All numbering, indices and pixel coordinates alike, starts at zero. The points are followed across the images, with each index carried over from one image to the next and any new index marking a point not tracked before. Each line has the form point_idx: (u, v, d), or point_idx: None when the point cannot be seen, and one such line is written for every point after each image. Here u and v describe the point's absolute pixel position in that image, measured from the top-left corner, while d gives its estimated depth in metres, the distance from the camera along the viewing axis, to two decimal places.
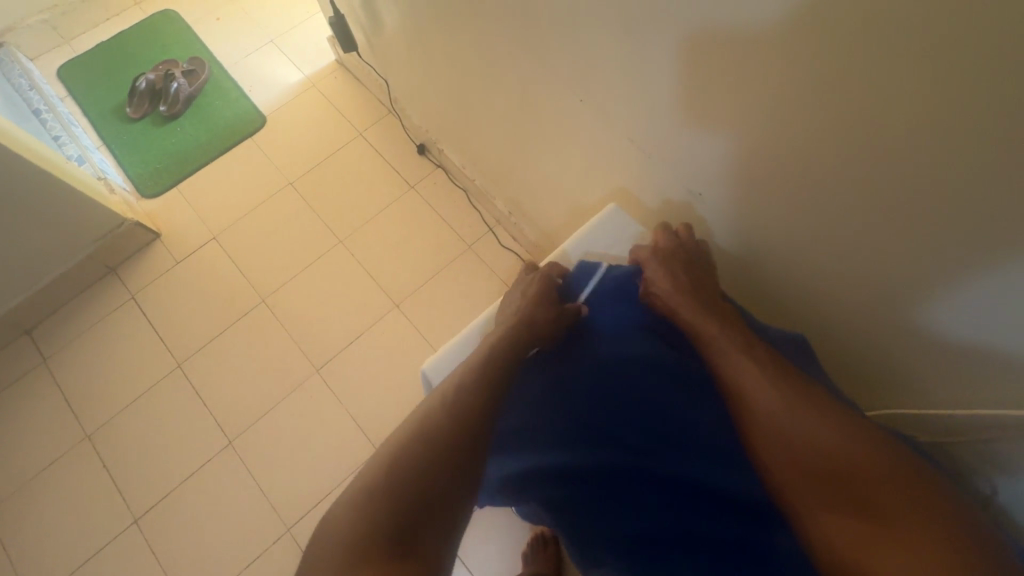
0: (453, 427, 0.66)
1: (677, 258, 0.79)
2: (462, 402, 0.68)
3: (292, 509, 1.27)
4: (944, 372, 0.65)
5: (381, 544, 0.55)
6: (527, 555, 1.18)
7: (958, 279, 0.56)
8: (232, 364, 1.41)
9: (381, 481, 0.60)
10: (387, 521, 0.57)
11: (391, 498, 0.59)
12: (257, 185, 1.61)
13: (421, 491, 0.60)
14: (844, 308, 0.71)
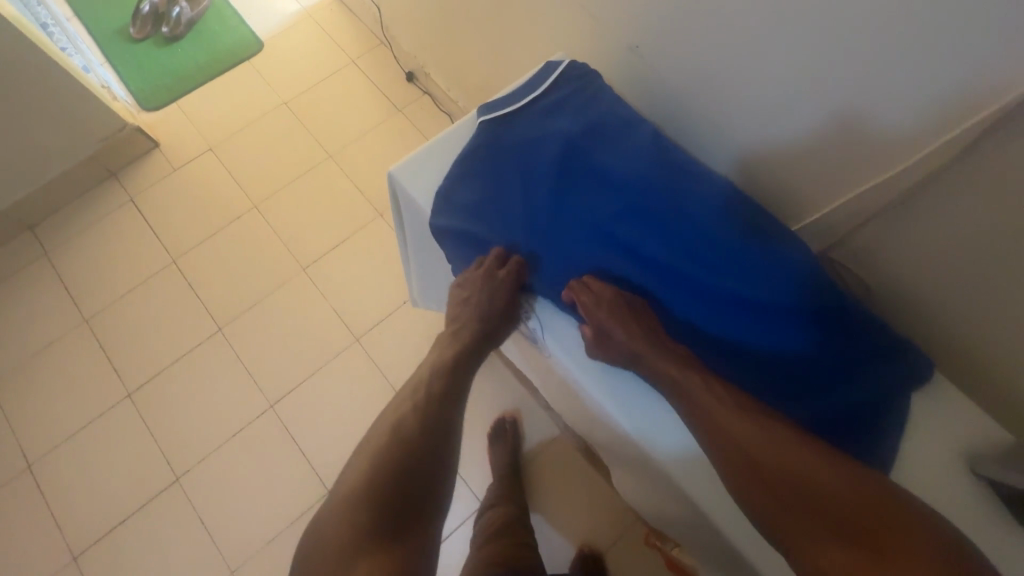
0: (424, 439, 0.71)
1: (628, 309, 0.65)
2: (426, 410, 0.74)
3: (275, 388, 1.38)
4: (834, 184, 0.70)
5: (371, 540, 0.62)
6: (491, 439, 1.30)
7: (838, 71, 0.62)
8: (223, 262, 1.51)
9: (365, 495, 0.66)
10: (376, 494, 0.65)
11: (371, 495, 0.65)
12: (252, 103, 1.71)
13: (397, 484, 0.67)
14: (756, 134, 0.75)
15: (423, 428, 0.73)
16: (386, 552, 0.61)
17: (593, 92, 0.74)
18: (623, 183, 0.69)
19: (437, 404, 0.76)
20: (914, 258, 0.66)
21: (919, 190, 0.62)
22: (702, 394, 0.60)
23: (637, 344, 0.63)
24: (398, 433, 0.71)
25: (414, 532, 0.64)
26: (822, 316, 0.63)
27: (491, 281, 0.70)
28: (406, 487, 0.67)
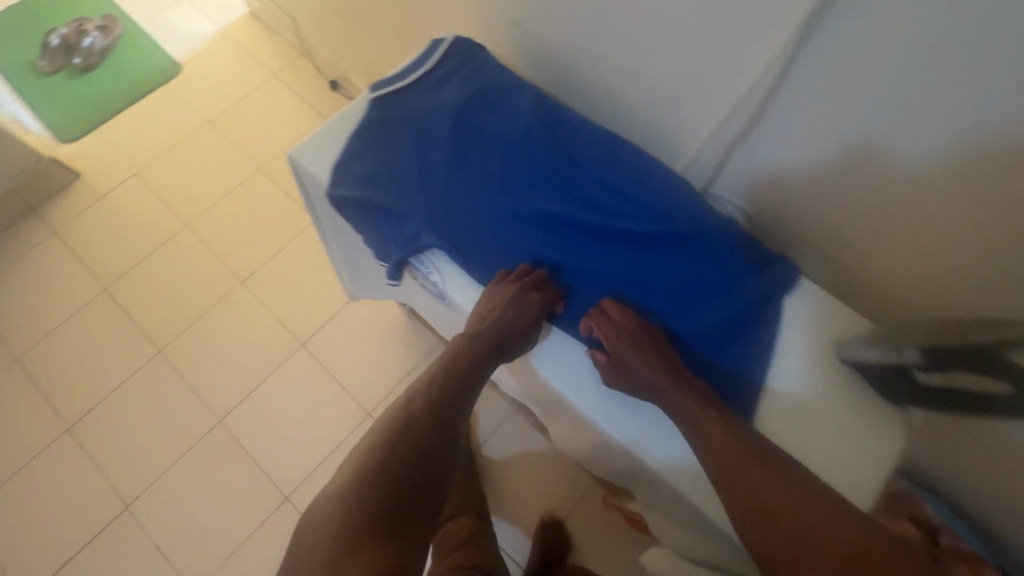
0: (416, 441, 0.69)
1: (649, 344, 0.64)
2: (432, 407, 0.72)
3: (223, 403, 1.36)
4: (706, 120, 0.76)
5: (376, 526, 0.60)
6: None
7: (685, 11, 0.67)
8: (157, 284, 1.49)
9: (361, 487, 0.63)
10: (381, 488, 0.63)
11: (379, 489, 0.63)
12: (175, 125, 1.70)
13: (405, 482, 0.64)
14: (632, 86, 0.81)
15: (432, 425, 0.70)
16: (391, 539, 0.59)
17: (471, 61, 0.79)
18: (512, 141, 0.74)
19: (446, 408, 0.73)
20: (784, 171, 0.74)
21: (765, 108, 0.69)
22: (711, 430, 0.59)
23: (654, 376, 0.62)
24: (404, 423, 0.69)
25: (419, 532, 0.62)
26: (693, 238, 0.68)
27: (519, 294, 0.66)
28: (413, 487, 0.64)
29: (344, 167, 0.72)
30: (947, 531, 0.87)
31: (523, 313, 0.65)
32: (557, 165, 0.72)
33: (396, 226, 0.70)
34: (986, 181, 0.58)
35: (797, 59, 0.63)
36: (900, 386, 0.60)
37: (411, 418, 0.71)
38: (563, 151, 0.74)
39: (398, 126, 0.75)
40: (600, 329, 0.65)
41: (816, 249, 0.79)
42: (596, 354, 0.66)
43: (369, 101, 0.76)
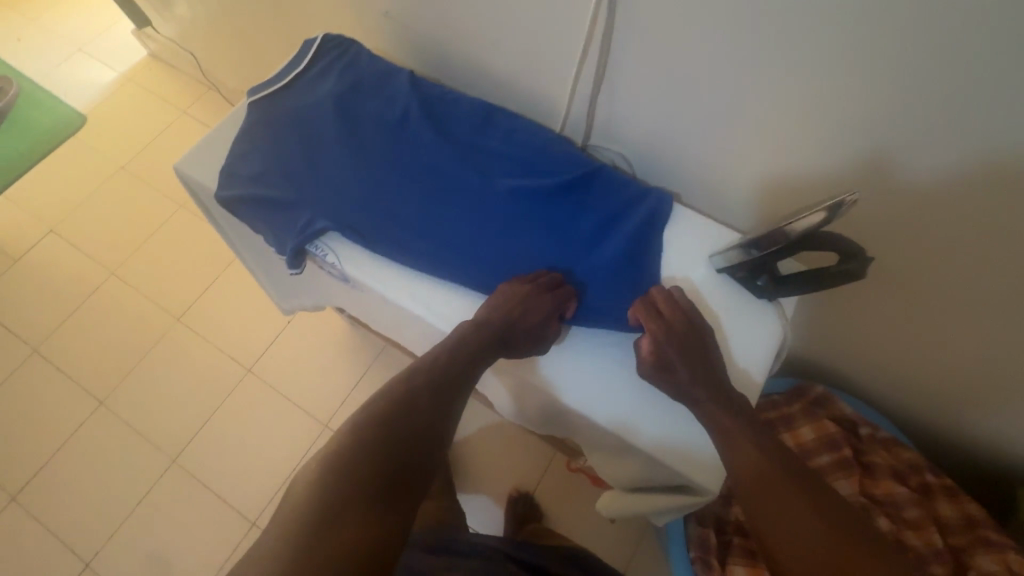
0: (412, 407, 0.57)
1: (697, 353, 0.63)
2: (435, 381, 0.61)
3: (175, 442, 1.34)
4: (570, 80, 0.81)
5: (361, 492, 0.49)
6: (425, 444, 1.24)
7: None
8: (90, 336, 1.45)
9: (347, 450, 0.52)
10: (371, 456, 0.52)
11: (368, 457, 0.52)
12: (87, 175, 1.67)
13: (399, 453, 0.53)
14: (502, 60, 0.86)
15: (432, 399, 0.59)
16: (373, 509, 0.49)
17: (345, 58, 0.83)
18: (395, 122, 0.77)
19: (451, 379, 0.61)
20: (649, 116, 0.79)
21: (606, 55, 0.74)
22: (745, 444, 0.58)
23: (704, 385, 0.61)
24: (404, 391, 0.58)
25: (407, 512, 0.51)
26: (572, 186, 0.73)
27: (533, 294, 0.66)
28: (406, 460, 0.54)
29: (231, 169, 0.74)
30: (865, 422, 0.93)
31: (537, 310, 0.65)
32: (438, 139, 0.76)
33: (289, 216, 0.72)
34: (794, 86, 0.64)
35: (617, 4, 0.68)
36: (763, 277, 0.65)
37: (407, 394, 0.58)
38: (444, 127, 0.77)
39: (282, 123, 0.77)
40: (651, 326, 0.65)
41: (694, 184, 0.85)
42: (642, 346, 0.65)
43: (251, 106, 0.79)
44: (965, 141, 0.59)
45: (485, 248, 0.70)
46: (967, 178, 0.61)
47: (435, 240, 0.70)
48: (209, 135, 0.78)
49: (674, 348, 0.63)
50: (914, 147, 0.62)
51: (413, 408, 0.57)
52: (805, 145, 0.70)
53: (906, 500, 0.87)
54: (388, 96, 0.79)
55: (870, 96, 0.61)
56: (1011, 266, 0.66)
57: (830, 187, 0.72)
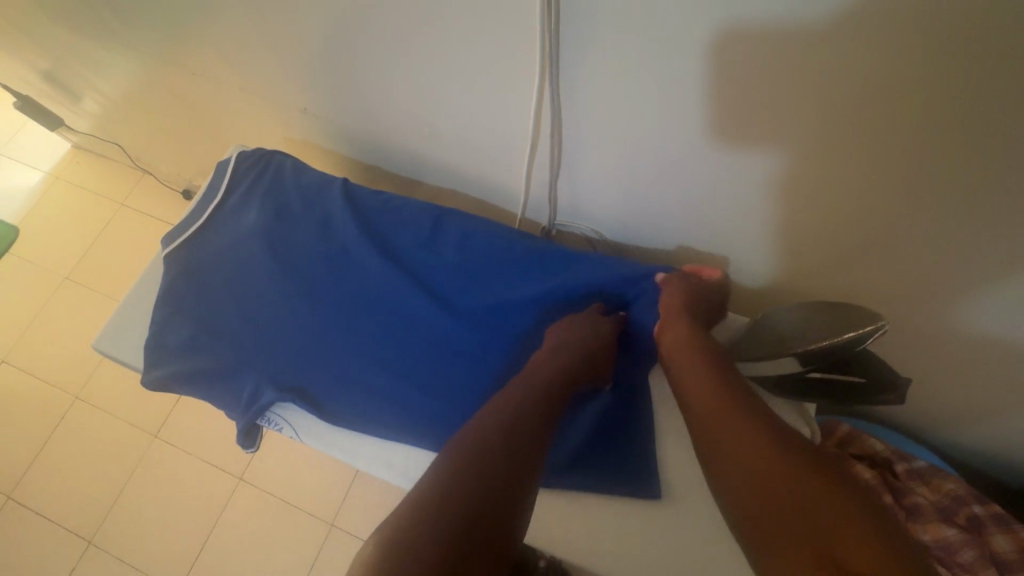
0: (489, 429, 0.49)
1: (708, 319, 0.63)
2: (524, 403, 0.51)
3: (176, 570, 1.26)
4: (525, 165, 0.73)
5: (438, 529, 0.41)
6: None
7: (456, 77, 0.65)
8: (64, 470, 1.36)
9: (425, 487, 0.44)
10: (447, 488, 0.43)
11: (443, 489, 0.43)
12: (32, 293, 1.55)
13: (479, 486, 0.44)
14: (449, 147, 0.79)
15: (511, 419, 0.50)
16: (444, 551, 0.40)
17: (267, 180, 0.72)
18: (336, 256, 0.68)
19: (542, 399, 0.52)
20: (618, 192, 0.72)
21: (559, 134, 0.66)
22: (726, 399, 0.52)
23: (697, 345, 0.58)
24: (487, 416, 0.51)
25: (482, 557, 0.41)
26: (548, 302, 0.64)
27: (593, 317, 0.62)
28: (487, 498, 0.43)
29: (154, 343, 0.64)
30: (900, 457, 0.87)
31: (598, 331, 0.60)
32: (386, 269, 0.66)
33: (230, 389, 0.63)
34: (776, 151, 0.56)
35: (560, 87, 0.59)
36: (776, 384, 0.58)
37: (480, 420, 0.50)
38: (392, 251, 0.68)
39: (207, 276, 0.67)
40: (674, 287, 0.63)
41: (677, 248, 0.78)
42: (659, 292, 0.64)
43: (168, 258, 0.68)
44: (987, 202, 0.50)
45: (458, 396, 0.61)
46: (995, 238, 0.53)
47: (401, 398, 0.61)
48: (127, 299, 0.68)
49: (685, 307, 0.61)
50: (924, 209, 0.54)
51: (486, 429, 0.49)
52: (797, 207, 0.62)
53: (958, 543, 0.80)
54: (323, 221, 0.69)
55: (866, 157, 0.53)
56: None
57: (830, 244, 0.65)
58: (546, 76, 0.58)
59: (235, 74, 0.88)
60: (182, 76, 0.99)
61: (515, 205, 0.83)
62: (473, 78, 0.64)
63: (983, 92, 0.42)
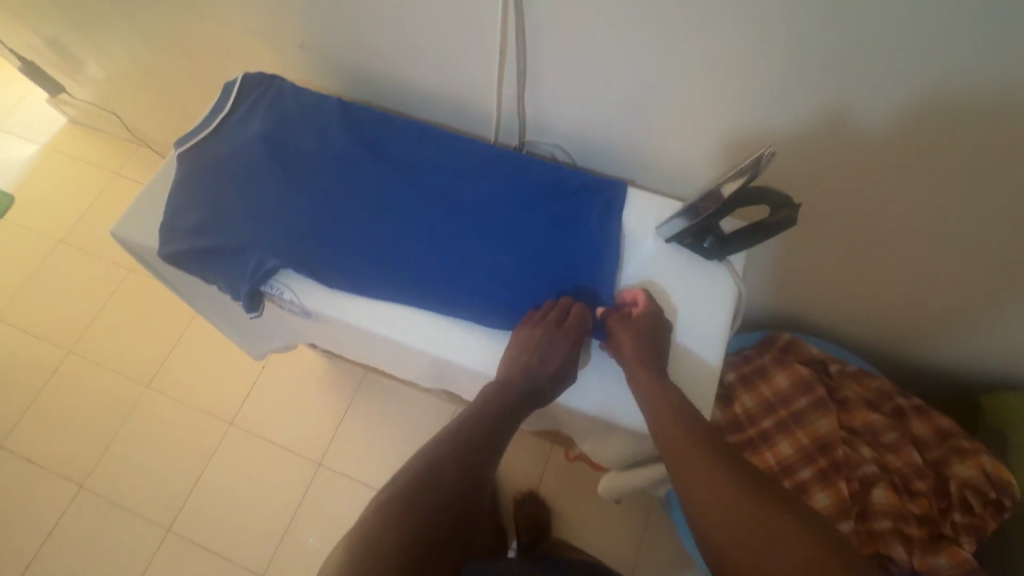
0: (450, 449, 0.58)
1: (664, 343, 0.66)
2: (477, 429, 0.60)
3: (165, 511, 1.30)
4: (496, 86, 0.82)
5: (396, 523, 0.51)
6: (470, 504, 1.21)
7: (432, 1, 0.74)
8: (56, 419, 1.39)
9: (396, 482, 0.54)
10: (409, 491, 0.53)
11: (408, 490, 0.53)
12: (26, 256, 1.60)
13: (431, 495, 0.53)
14: (427, 77, 0.88)
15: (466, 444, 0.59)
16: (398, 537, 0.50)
17: (268, 98, 0.82)
18: (330, 158, 0.77)
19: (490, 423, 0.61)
20: (579, 107, 0.81)
21: (524, 49, 0.75)
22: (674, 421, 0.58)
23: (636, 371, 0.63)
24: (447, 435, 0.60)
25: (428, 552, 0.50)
26: (516, 192, 0.75)
27: (549, 335, 0.66)
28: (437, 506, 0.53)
29: (169, 226, 0.73)
30: (833, 359, 0.98)
31: (550, 353, 0.65)
32: (377, 167, 0.77)
33: (238, 262, 0.71)
34: (708, 52, 0.66)
35: (524, 4, 0.69)
36: (715, 234, 0.68)
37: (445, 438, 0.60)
38: (382, 152, 0.78)
39: (217, 173, 0.76)
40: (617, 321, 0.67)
41: (634, 164, 0.88)
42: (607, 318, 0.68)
43: (181, 159, 0.77)
44: (880, 75, 0.62)
45: (440, 265, 0.71)
46: (896, 106, 0.65)
47: (390, 268, 0.71)
48: (142, 195, 0.76)
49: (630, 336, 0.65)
50: (835, 90, 0.65)
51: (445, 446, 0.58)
52: (732, 103, 0.72)
53: (883, 427, 0.92)
54: (320, 128, 0.79)
55: (781, 50, 0.63)
56: (945, 177, 0.70)
57: (762, 141, 0.76)
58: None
59: (232, 19, 0.97)
60: (184, 29, 1.08)
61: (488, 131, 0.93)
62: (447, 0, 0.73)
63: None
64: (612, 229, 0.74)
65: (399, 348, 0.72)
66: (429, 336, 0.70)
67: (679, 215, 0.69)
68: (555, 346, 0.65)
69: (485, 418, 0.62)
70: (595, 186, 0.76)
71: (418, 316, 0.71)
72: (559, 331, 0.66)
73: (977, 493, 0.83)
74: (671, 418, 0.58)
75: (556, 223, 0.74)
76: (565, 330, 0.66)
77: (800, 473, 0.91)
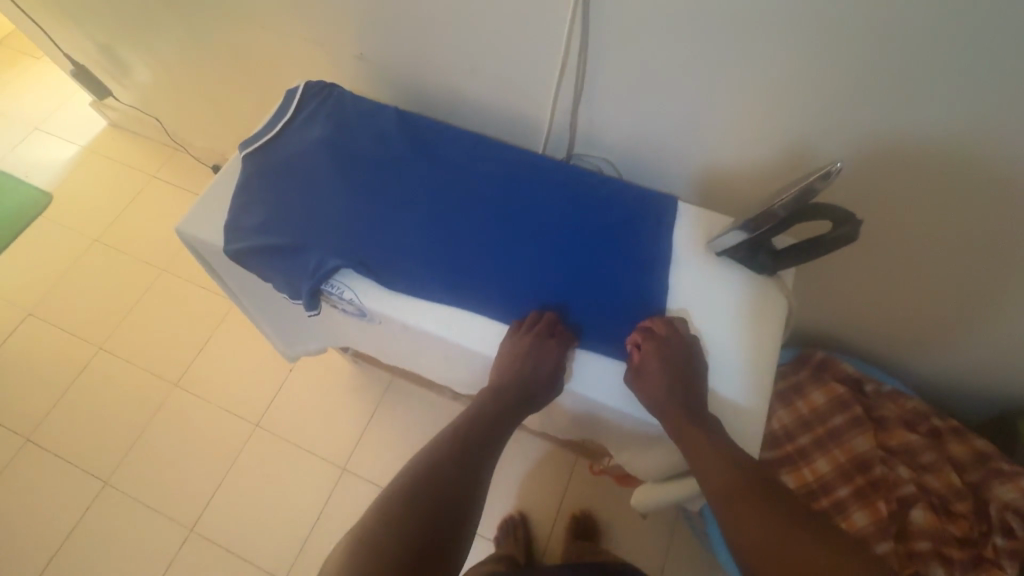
0: (448, 455, 0.63)
1: (687, 362, 0.66)
2: (469, 435, 0.65)
3: (189, 510, 1.30)
4: (549, 100, 0.85)
5: (407, 525, 0.54)
6: (499, 539, 1.19)
7: (495, 18, 0.77)
8: (84, 414, 1.41)
9: (400, 488, 0.58)
10: (415, 494, 0.57)
11: (411, 493, 0.57)
12: (61, 253, 1.64)
13: (435, 496, 0.57)
14: (479, 90, 0.91)
15: (461, 450, 0.64)
16: (409, 534, 0.54)
17: (329, 105, 0.85)
18: (390, 164, 0.80)
19: (479, 429, 0.66)
20: (630, 123, 0.84)
21: (582, 65, 0.77)
22: (715, 462, 0.59)
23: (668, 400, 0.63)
24: (443, 441, 0.65)
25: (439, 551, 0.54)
26: (568, 203, 0.78)
27: (537, 343, 0.67)
28: (441, 506, 0.57)
29: (233, 224, 0.75)
30: (869, 378, 0.98)
31: (540, 360, 0.66)
32: (434, 174, 0.79)
33: (300, 261, 0.73)
34: (765, 75, 0.69)
35: (586, 22, 0.71)
36: (770, 250, 0.69)
37: (449, 445, 0.64)
38: (439, 159, 0.81)
39: (281, 175, 0.79)
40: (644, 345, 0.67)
41: (677, 180, 0.91)
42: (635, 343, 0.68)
43: (244, 161, 0.80)
44: (935, 99, 0.63)
45: (496, 270, 0.73)
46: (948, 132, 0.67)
47: (448, 271, 0.73)
48: (207, 194, 0.78)
49: (657, 362, 0.65)
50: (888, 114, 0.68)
51: (448, 454, 0.63)
52: (784, 123, 0.74)
53: (920, 447, 0.92)
54: (379, 135, 0.82)
55: (838, 72, 0.65)
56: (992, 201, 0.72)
57: (809, 161, 0.78)
58: (575, 10, 0.70)
59: (290, 29, 1.00)
60: (240, 38, 1.12)
61: (535, 143, 0.95)
62: (510, 17, 0.76)
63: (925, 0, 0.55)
64: (662, 239, 0.76)
65: (453, 350, 0.74)
66: (484, 338, 0.71)
67: (736, 228, 0.70)
68: (544, 352, 0.67)
69: (479, 426, 0.66)
70: (645, 199, 0.78)
71: (473, 319, 0.72)
72: (542, 339, 0.68)
73: (1019, 516, 0.82)
74: (713, 454, 0.60)
75: (608, 232, 0.76)
76: (549, 337, 0.68)
77: (838, 490, 0.92)
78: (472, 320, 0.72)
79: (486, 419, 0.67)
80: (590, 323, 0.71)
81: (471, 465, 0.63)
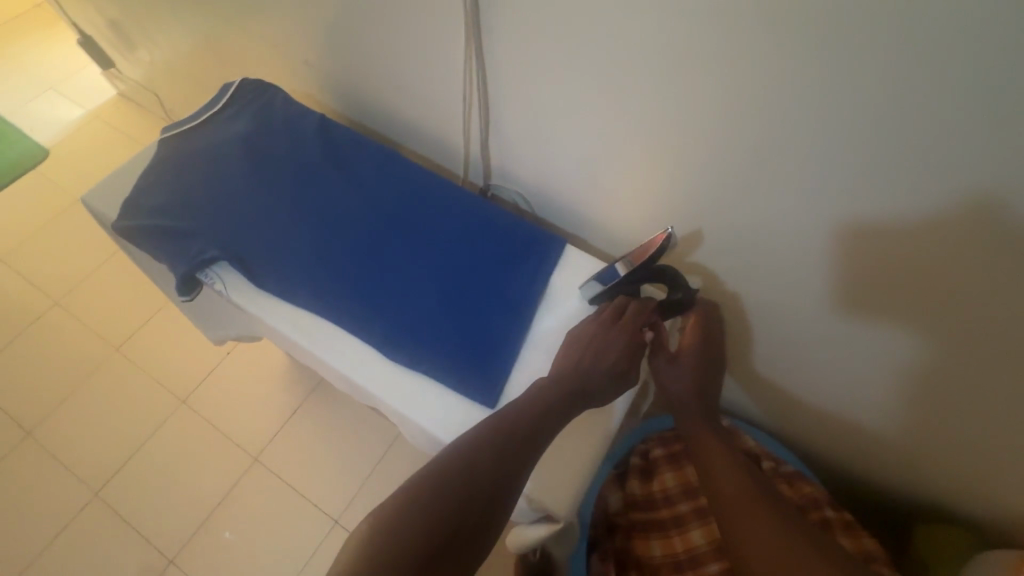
0: (498, 440, 0.58)
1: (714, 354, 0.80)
2: (528, 414, 0.61)
3: (99, 475, 1.32)
4: (464, 127, 0.87)
5: (433, 518, 0.51)
6: None
7: (411, 41, 0.79)
8: (25, 364, 1.45)
9: (436, 474, 0.55)
10: (449, 482, 0.54)
11: (442, 483, 0.54)
12: (44, 207, 1.71)
13: (472, 487, 0.54)
14: (408, 108, 0.93)
15: (512, 434, 0.59)
16: (437, 527, 0.50)
17: (255, 103, 0.88)
18: (295, 167, 0.82)
19: (542, 409, 0.62)
20: (536, 161, 0.84)
21: (487, 98, 0.79)
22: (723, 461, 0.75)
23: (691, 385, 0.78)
24: (497, 420, 0.60)
25: (468, 546, 0.51)
26: (458, 230, 0.78)
27: (601, 333, 0.67)
28: (476, 497, 0.53)
29: (129, 201, 0.78)
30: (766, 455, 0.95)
31: (608, 350, 0.65)
32: (335, 183, 0.81)
33: (182, 247, 0.75)
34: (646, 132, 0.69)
35: (485, 57, 0.73)
36: None
37: (504, 427, 0.60)
38: (344, 170, 0.82)
39: (189, 162, 0.81)
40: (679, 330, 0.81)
41: (586, 224, 0.90)
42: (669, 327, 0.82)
43: (161, 144, 0.83)
44: None
45: (366, 285, 0.74)
46: None
47: (318, 279, 0.74)
48: (117, 171, 0.81)
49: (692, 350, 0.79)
50: None
51: (504, 436, 0.59)
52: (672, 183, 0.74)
53: None
54: (293, 138, 0.84)
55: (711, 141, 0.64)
56: None
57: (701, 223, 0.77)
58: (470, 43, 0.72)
59: (252, 28, 1.05)
60: (215, 30, 1.17)
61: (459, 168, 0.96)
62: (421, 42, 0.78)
63: (773, 87, 0.53)
64: (541, 281, 0.75)
65: (312, 356, 0.74)
66: (338, 350, 0.71)
67: (595, 279, 0.72)
68: (607, 337, 0.66)
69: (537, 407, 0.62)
70: (535, 237, 0.78)
71: (332, 329, 0.73)
72: (615, 324, 0.67)
73: None
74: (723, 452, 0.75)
75: (489, 265, 0.76)
76: (618, 320, 0.68)
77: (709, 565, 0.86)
78: (331, 330, 0.73)
79: (546, 403, 0.62)
80: (444, 351, 0.70)
81: (519, 450, 0.58)
